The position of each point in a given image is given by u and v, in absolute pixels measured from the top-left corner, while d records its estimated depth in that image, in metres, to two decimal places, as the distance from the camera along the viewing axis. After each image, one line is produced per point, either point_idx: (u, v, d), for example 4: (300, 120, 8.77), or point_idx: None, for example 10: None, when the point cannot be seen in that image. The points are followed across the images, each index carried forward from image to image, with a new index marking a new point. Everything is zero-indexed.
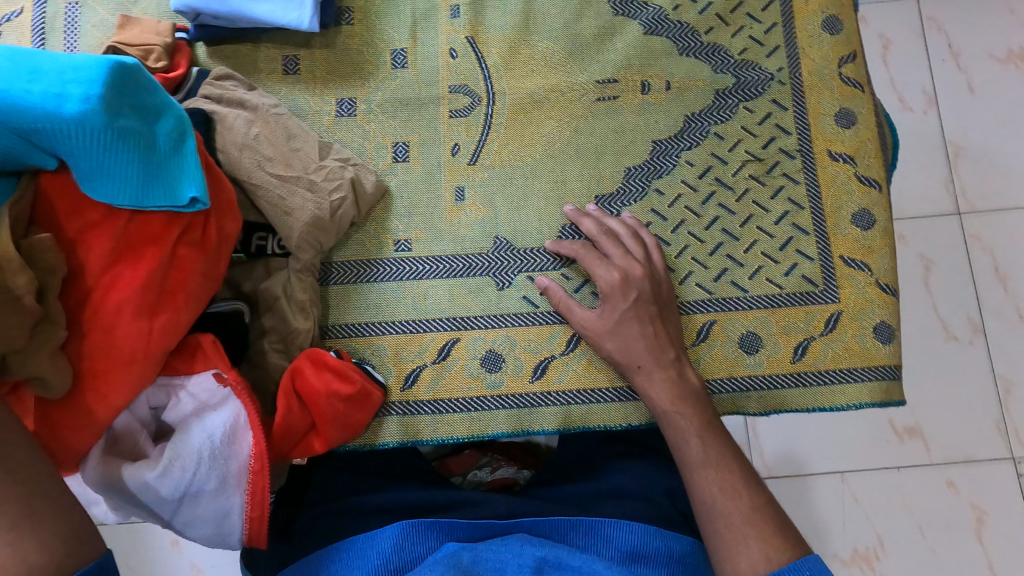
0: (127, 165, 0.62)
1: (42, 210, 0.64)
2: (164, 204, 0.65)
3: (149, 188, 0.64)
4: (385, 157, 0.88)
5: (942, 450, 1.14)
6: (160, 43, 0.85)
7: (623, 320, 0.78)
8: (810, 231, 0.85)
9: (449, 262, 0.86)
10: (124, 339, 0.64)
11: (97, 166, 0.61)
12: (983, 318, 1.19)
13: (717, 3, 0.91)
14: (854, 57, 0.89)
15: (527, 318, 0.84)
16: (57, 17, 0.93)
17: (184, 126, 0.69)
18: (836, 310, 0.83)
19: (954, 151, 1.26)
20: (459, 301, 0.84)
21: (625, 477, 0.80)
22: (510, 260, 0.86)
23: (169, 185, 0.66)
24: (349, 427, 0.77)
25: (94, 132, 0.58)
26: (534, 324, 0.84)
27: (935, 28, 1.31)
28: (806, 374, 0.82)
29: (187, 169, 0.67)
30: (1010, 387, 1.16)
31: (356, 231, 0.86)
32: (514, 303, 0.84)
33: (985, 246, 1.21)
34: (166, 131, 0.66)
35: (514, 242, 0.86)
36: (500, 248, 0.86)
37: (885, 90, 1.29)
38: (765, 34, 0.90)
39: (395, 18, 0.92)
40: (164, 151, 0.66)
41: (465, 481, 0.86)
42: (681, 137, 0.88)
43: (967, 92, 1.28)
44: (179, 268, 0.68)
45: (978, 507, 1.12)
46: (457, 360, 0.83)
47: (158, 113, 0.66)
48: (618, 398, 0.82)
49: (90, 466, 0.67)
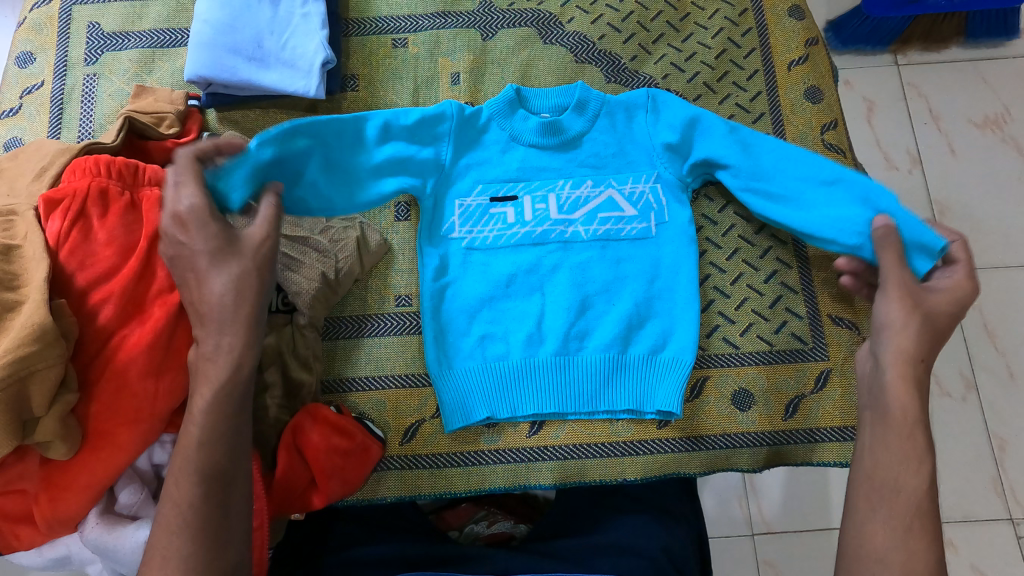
0: (546, 99, 0.91)
1: (55, 277, 0.67)
2: (535, 140, 0.90)
3: (542, 139, 0.90)
4: (387, 216, 0.92)
5: (941, 507, 1.14)
6: (172, 111, 0.90)
7: (579, 354, 0.84)
8: (765, 292, 0.87)
9: (400, 319, 0.88)
10: (131, 399, 0.66)
11: (569, 132, 0.90)
12: (975, 375, 1.20)
13: (704, 72, 0.97)
14: (836, 124, 0.93)
15: (410, 377, 0.85)
16: (75, 87, 0.98)
17: (568, 91, 0.91)
18: (826, 368, 0.84)
19: (939, 210, 1.29)
20: (403, 354, 0.86)
21: (622, 531, 0.80)
22: (410, 319, 0.88)
23: (572, 148, 0.90)
24: (347, 484, 0.79)
25: (566, 103, 0.91)
26: (418, 385, 0.85)
27: (916, 93, 1.37)
28: (796, 432, 0.83)
29: (571, 127, 0.90)
30: (1004, 445, 1.17)
31: (359, 287, 0.89)
32: (415, 365, 0.86)
33: (973, 303, 1.24)
34: (594, 93, 0.90)
35: (412, 302, 0.88)
36: (403, 306, 0.88)
37: (872, 149, 1.34)
38: (751, 102, 0.95)
39: (398, 86, 0.97)
40: (568, 138, 0.90)
41: (462, 536, 0.88)
42: None
43: (949, 155, 1.33)
44: (185, 326, 0.70)
45: (977, 569, 1.11)
46: (428, 420, 0.84)
47: (561, 129, 0.90)
48: (612, 453, 0.83)
49: (90, 525, 0.68)
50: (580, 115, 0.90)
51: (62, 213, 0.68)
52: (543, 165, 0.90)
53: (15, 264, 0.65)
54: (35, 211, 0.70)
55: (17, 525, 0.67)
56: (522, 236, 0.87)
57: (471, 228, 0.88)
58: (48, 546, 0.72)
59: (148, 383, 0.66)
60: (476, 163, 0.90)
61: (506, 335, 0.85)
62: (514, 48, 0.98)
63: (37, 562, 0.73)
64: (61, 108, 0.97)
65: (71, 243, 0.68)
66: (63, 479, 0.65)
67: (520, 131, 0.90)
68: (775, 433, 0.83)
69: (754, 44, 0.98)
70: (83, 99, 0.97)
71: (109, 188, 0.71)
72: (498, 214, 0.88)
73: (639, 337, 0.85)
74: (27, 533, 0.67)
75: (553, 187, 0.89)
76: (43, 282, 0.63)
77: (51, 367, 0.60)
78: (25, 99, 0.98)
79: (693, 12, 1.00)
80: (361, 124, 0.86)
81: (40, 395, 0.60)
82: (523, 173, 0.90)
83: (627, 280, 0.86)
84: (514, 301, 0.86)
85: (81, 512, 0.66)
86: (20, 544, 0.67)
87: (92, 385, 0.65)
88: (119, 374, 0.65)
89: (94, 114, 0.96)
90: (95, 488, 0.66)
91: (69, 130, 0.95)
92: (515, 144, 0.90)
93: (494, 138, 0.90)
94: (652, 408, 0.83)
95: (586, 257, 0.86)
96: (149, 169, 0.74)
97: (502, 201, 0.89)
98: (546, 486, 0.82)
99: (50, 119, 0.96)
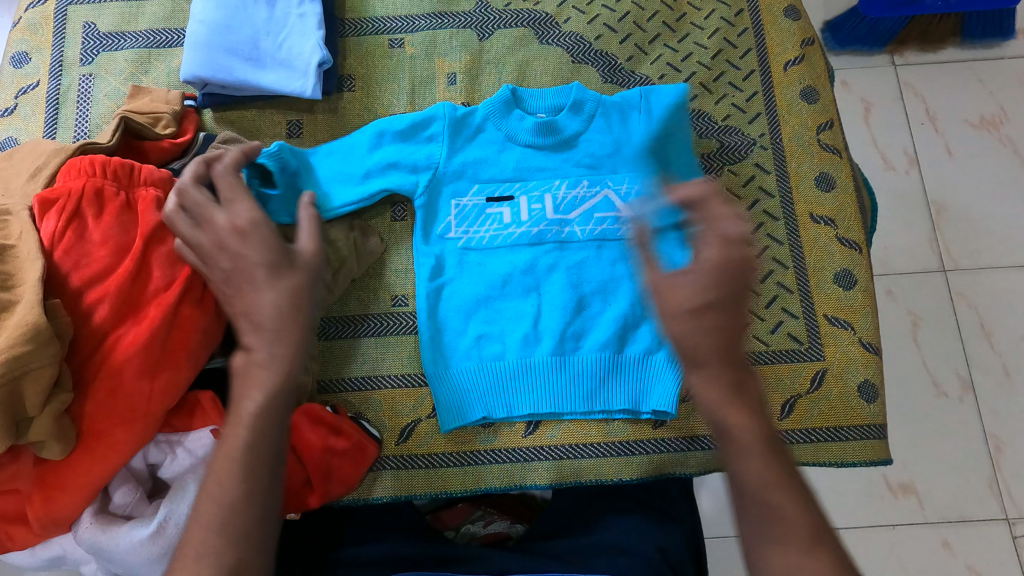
0: (541, 100, 0.92)
1: (50, 278, 0.67)
2: (531, 140, 0.90)
3: (538, 138, 0.90)
4: (385, 216, 0.92)
5: (937, 508, 1.14)
6: (168, 111, 0.90)
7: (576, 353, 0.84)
8: (761, 292, 0.87)
9: (396, 319, 0.88)
10: (126, 399, 0.66)
11: (565, 132, 0.90)
12: (971, 375, 1.20)
13: (700, 73, 0.97)
14: (832, 124, 0.94)
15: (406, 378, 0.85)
16: (71, 88, 0.98)
17: (563, 92, 0.92)
18: (821, 368, 0.84)
19: (935, 210, 1.30)
20: (398, 354, 0.86)
21: (619, 531, 0.80)
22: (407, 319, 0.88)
23: (568, 148, 0.90)
24: (343, 484, 0.79)
25: (561, 103, 0.92)
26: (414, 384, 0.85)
27: (912, 94, 1.37)
28: (792, 432, 0.83)
29: (566, 127, 0.90)
30: (1000, 445, 1.17)
31: (355, 287, 0.89)
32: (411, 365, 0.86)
33: (969, 303, 1.24)
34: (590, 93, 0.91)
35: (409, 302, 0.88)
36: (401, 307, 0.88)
37: (868, 150, 1.34)
38: (747, 102, 0.95)
39: (395, 86, 0.97)
40: (564, 138, 0.90)
41: (458, 536, 0.88)
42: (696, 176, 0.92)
43: (946, 155, 1.33)
44: (180, 327, 0.70)
45: (973, 569, 1.11)
46: (424, 420, 0.84)
47: (557, 129, 0.90)
48: (608, 453, 0.83)
49: (84, 525, 0.67)
50: (576, 115, 0.90)
51: (57, 213, 0.68)
52: (539, 165, 0.90)
53: (9, 263, 0.65)
54: (30, 212, 0.70)
55: (11, 526, 0.67)
56: (518, 236, 0.87)
57: (467, 229, 0.88)
58: (42, 546, 0.71)
59: (143, 382, 0.66)
60: (473, 162, 0.90)
61: (502, 335, 0.85)
62: (510, 48, 0.98)
63: (31, 562, 0.72)
64: (56, 108, 0.97)
65: (66, 243, 0.68)
66: (58, 479, 0.65)
67: (515, 131, 0.90)
68: None
69: (750, 44, 0.98)
70: (79, 100, 0.97)
71: (104, 188, 0.71)
72: (494, 214, 0.88)
73: (636, 337, 0.85)
74: (20, 533, 0.67)
75: (549, 187, 0.89)
76: (38, 282, 0.63)
77: (45, 366, 0.59)
78: (20, 99, 0.97)
79: (689, 12, 1.00)
80: (361, 135, 0.89)
81: (34, 395, 0.59)
82: (520, 174, 0.90)
83: (623, 280, 0.86)
84: (510, 301, 0.86)
85: (76, 512, 0.66)
86: (14, 543, 0.67)
87: (87, 385, 0.65)
88: (114, 374, 0.65)
89: (90, 114, 0.96)
90: (89, 488, 0.66)
91: (64, 130, 0.95)
92: (511, 144, 0.90)
93: (489, 138, 0.91)
94: (649, 408, 0.83)
95: (582, 257, 0.87)
96: (144, 170, 0.74)
97: (497, 201, 0.89)
98: (543, 487, 0.82)
99: (46, 119, 0.96)
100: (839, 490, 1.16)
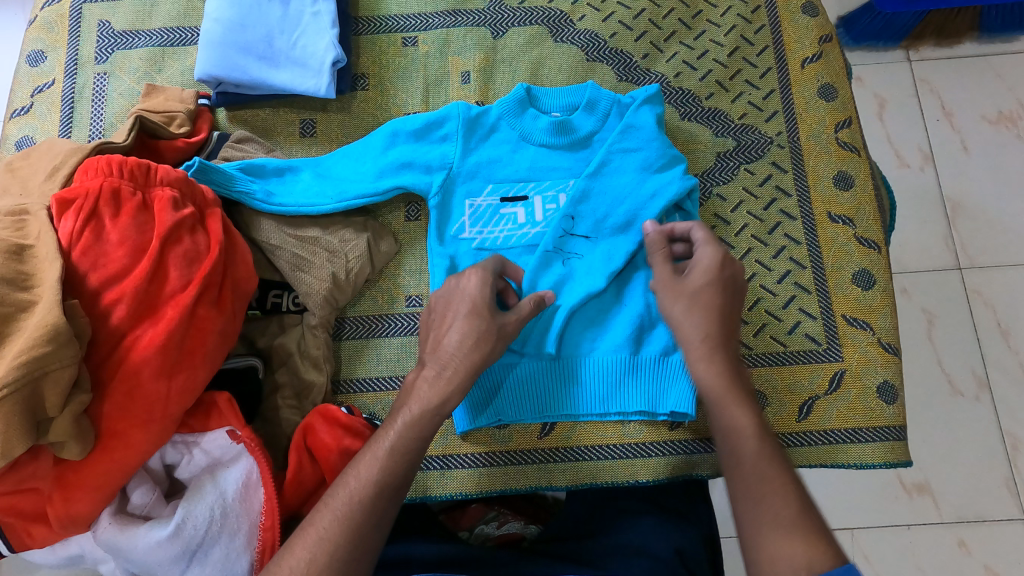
0: (557, 98, 0.91)
1: (68, 277, 0.66)
2: (546, 139, 0.89)
3: (553, 137, 0.89)
4: (398, 215, 0.92)
5: (953, 508, 1.13)
6: (182, 110, 0.90)
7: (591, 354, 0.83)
8: (778, 292, 0.87)
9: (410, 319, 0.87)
10: (144, 399, 0.66)
11: (580, 131, 0.89)
12: (988, 374, 1.19)
13: (717, 71, 0.96)
14: (850, 122, 0.93)
15: None
16: (86, 86, 0.98)
17: (578, 90, 0.91)
18: (840, 369, 0.84)
19: (951, 207, 1.28)
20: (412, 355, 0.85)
21: (636, 532, 0.79)
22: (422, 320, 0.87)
23: (584, 146, 0.90)
24: None
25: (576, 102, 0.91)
26: None
27: (928, 89, 1.35)
28: (811, 433, 0.82)
29: (582, 126, 0.89)
30: (1017, 445, 1.15)
31: (369, 287, 0.89)
32: None
33: (985, 301, 1.23)
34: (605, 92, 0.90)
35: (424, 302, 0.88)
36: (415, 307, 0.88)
37: (883, 147, 1.33)
38: (764, 100, 0.94)
39: (408, 84, 0.97)
40: (579, 137, 0.89)
41: (472, 537, 0.88)
42: (712, 173, 0.92)
43: (962, 152, 1.31)
44: (198, 328, 0.70)
45: (990, 569, 1.10)
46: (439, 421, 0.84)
47: (572, 128, 0.89)
48: (623, 454, 0.82)
49: (102, 525, 0.67)
50: (591, 113, 0.89)
51: (75, 213, 0.68)
52: (554, 164, 0.89)
53: (28, 264, 0.65)
54: (47, 211, 0.70)
55: (30, 525, 0.67)
56: (534, 237, 0.87)
57: (481, 229, 0.87)
58: (61, 544, 0.72)
59: (161, 383, 0.67)
60: (487, 162, 0.89)
61: None
62: (524, 46, 0.98)
63: (51, 560, 0.73)
64: (71, 107, 0.97)
65: (84, 243, 0.68)
66: (77, 479, 0.65)
67: (530, 130, 0.89)
68: (788, 435, 0.82)
69: (767, 41, 0.97)
70: (94, 98, 0.97)
71: (121, 188, 0.71)
72: (509, 214, 0.88)
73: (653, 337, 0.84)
74: (40, 531, 0.67)
75: (564, 187, 0.89)
76: (57, 282, 0.62)
77: (65, 367, 0.59)
78: (36, 98, 0.98)
79: (705, 9, 0.99)
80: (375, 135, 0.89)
81: (54, 396, 0.59)
82: (535, 173, 0.89)
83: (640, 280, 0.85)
84: None
85: (94, 512, 0.67)
86: (33, 541, 0.68)
87: (105, 386, 0.65)
88: (132, 374, 0.65)
89: (105, 113, 0.96)
90: (107, 488, 0.66)
91: (80, 128, 0.96)
92: (526, 143, 0.90)
93: (504, 138, 0.90)
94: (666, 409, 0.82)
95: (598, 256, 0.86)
96: (161, 170, 0.74)
97: (512, 201, 0.88)
98: (560, 489, 0.82)
99: (61, 118, 0.96)
100: (853, 489, 1.15)
